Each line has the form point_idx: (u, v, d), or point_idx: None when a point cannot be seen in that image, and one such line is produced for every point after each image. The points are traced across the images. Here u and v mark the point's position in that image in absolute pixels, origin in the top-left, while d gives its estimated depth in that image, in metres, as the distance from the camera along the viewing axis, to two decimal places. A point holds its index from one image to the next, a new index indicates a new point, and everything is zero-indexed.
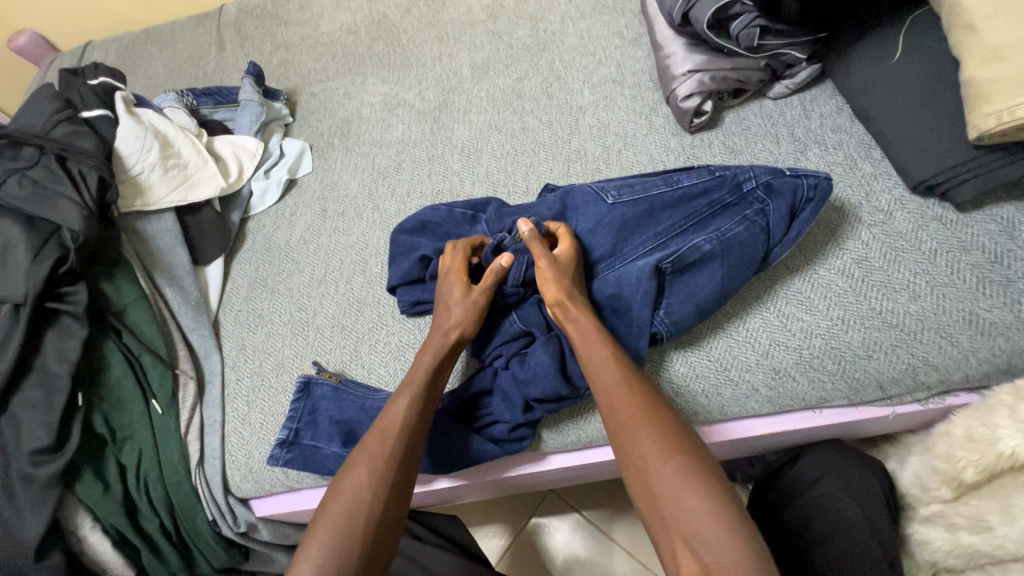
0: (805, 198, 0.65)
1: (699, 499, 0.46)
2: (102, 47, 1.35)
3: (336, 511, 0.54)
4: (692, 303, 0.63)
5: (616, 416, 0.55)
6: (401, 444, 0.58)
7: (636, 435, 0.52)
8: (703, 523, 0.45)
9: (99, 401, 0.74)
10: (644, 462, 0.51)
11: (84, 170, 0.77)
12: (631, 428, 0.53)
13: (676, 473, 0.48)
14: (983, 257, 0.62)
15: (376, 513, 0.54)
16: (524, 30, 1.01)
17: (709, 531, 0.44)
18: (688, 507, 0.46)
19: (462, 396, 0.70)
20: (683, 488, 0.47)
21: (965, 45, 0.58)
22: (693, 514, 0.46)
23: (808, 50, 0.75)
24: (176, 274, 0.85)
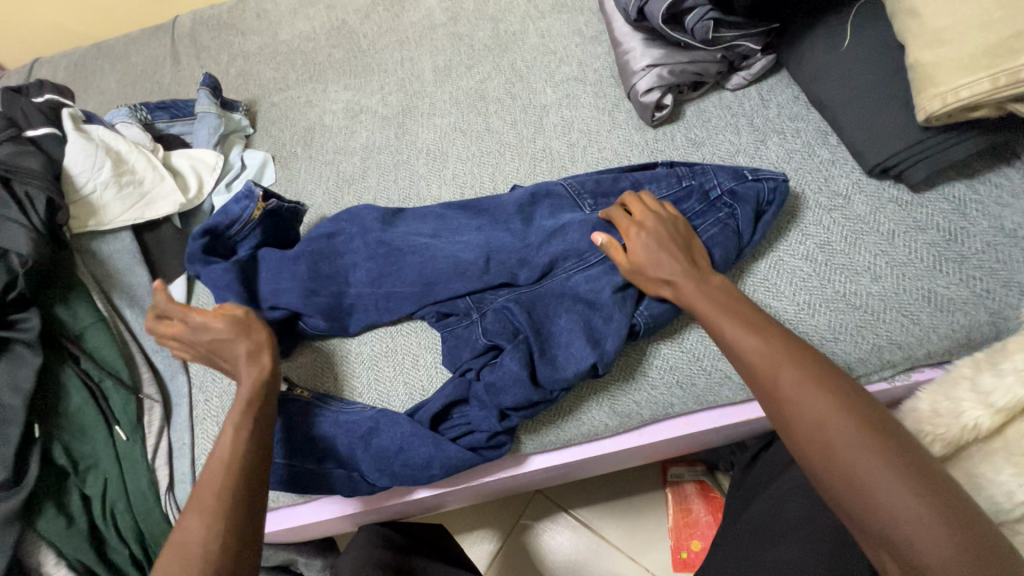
0: (767, 200, 0.67)
1: (892, 488, 0.41)
2: (49, 64, 1.30)
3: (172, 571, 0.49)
4: (669, 299, 0.65)
5: (772, 389, 0.49)
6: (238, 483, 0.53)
7: (797, 396, 0.47)
8: (905, 517, 0.40)
9: (58, 431, 0.71)
10: (824, 438, 0.45)
11: (30, 191, 0.74)
12: (790, 405, 0.47)
13: (860, 455, 0.43)
14: (938, 235, 0.63)
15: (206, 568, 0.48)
16: (485, 32, 1.01)
17: (913, 524, 0.40)
18: (880, 497, 0.41)
19: (435, 406, 0.68)
20: (867, 466, 0.43)
21: (910, 31, 0.60)
22: (880, 504, 0.41)
23: (763, 41, 0.75)
24: (136, 294, 0.82)
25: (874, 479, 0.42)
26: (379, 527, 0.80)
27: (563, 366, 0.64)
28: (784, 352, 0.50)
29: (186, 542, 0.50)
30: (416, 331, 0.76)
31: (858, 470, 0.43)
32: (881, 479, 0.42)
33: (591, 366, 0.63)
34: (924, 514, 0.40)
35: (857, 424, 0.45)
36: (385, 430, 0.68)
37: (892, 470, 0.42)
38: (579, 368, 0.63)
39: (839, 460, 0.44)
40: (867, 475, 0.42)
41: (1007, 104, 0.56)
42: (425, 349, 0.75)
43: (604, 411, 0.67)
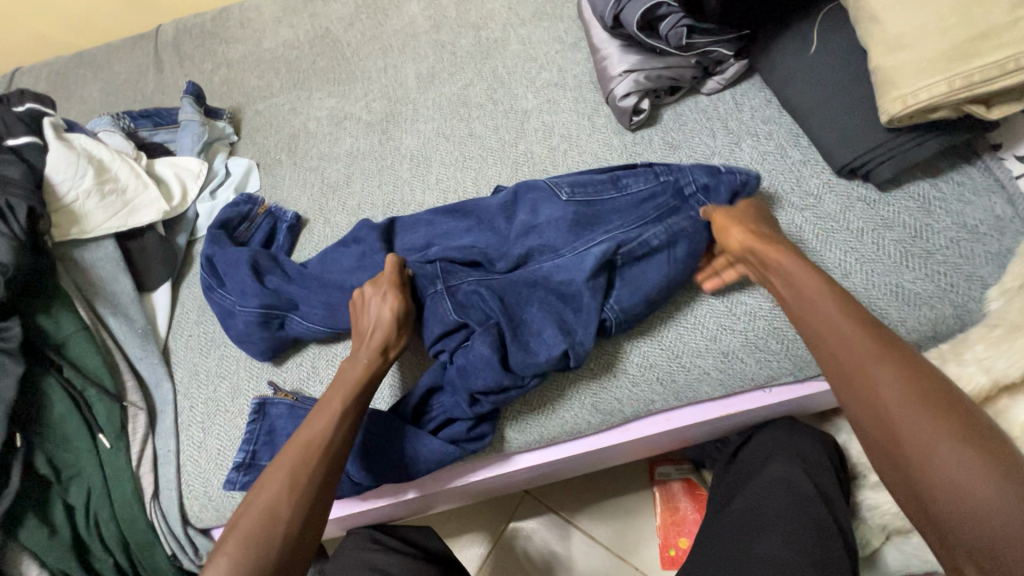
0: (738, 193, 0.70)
1: (950, 451, 0.41)
2: (30, 73, 1.29)
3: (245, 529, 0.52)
4: (641, 293, 0.66)
5: (867, 387, 0.47)
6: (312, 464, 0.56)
7: (886, 396, 0.46)
8: (1008, 535, 0.37)
9: (40, 441, 0.71)
10: (907, 444, 0.43)
11: (11, 201, 0.73)
12: (881, 405, 0.46)
13: (958, 463, 0.40)
14: (905, 232, 0.66)
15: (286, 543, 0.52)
16: (467, 39, 1.03)
17: (972, 481, 0.40)
18: (978, 513, 0.39)
19: (413, 396, 0.69)
20: (965, 477, 0.40)
21: (871, 36, 0.62)
22: (932, 463, 0.41)
23: (735, 46, 0.78)
24: (120, 302, 0.82)
25: (970, 493, 0.39)
26: (367, 529, 0.81)
27: (535, 351, 0.65)
28: (883, 347, 0.48)
29: (251, 506, 0.54)
30: None
31: (954, 481, 0.40)
32: (982, 495, 0.39)
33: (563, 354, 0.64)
34: (993, 479, 0.39)
35: (956, 429, 0.42)
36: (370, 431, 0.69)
37: (998, 483, 0.39)
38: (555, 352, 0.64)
39: (929, 468, 0.42)
40: (963, 486, 0.40)
41: (964, 105, 0.59)
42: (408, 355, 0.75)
43: (587, 409, 0.69)
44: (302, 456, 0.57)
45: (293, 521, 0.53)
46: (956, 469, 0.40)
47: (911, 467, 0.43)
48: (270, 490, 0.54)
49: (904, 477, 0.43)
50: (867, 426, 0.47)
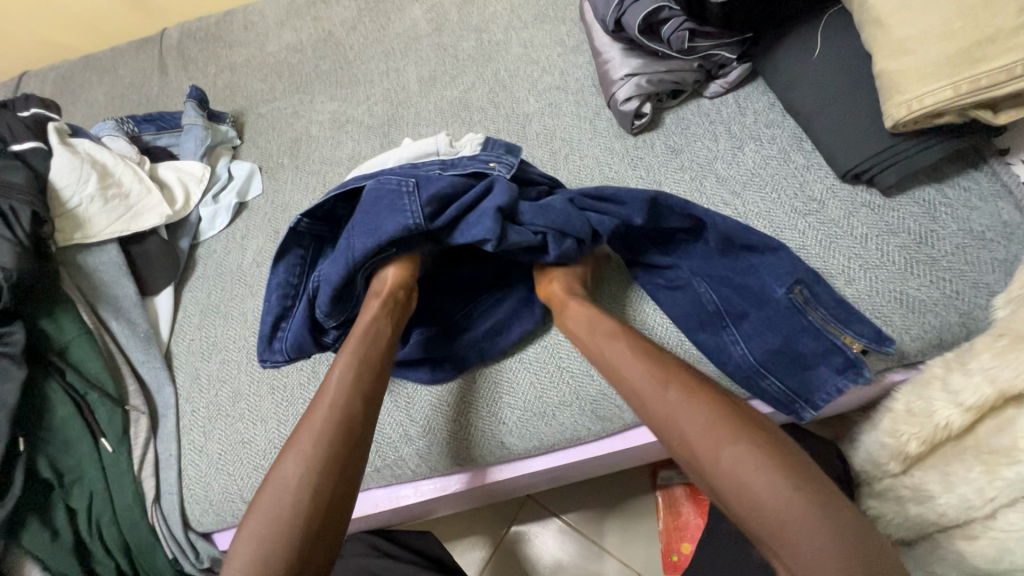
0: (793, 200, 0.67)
1: (761, 477, 0.45)
2: (38, 77, 1.30)
3: (267, 499, 0.52)
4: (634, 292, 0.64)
5: (648, 401, 0.53)
6: (347, 427, 0.56)
7: (655, 403, 0.53)
8: (783, 519, 0.43)
9: (43, 444, 0.71)
10: (690, 449, 0.49)
11: (14, 205, 0.74)
12: (680, 420, 0.50)
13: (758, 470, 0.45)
14: (910, 238, 0.65)
15: (309, 494, 0.52)
16: (469, 42, 1.02)
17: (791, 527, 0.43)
18: (765, 503, 0.44)
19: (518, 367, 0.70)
20: (759, 476, 0.45)
21: (875, 41, 0.61)
22: (757, 498, 0.44)
23: (738, 50, 0.77)
24: (123, 306, 0.83)
25: (758, 487, 0.45)
26: (367, 534, 0.80)
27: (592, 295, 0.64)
28: (658, 368, 0.54)
29: (271, 477, 0.53)
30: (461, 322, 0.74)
31: (743, 480, 0.45)
32: (767, 485, 0.44)
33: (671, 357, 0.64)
34: (805, 516, 0.43)
35: (733, 432, 0.48)
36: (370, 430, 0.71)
37: (784, 481, 0.44)
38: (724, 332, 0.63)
39: (733, 479, 0.46)
40: (756, 493, 0.45)
41: (970, 110, 0.58)
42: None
43: (587, 416, 0.68)
44: (322, 413, 0.56)
45: (303, 484, 0.52)
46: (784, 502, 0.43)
47: (721, 480, 0.47)
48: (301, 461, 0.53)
49: (751, 518, 0.45)
50: (665, 435, 0.52)
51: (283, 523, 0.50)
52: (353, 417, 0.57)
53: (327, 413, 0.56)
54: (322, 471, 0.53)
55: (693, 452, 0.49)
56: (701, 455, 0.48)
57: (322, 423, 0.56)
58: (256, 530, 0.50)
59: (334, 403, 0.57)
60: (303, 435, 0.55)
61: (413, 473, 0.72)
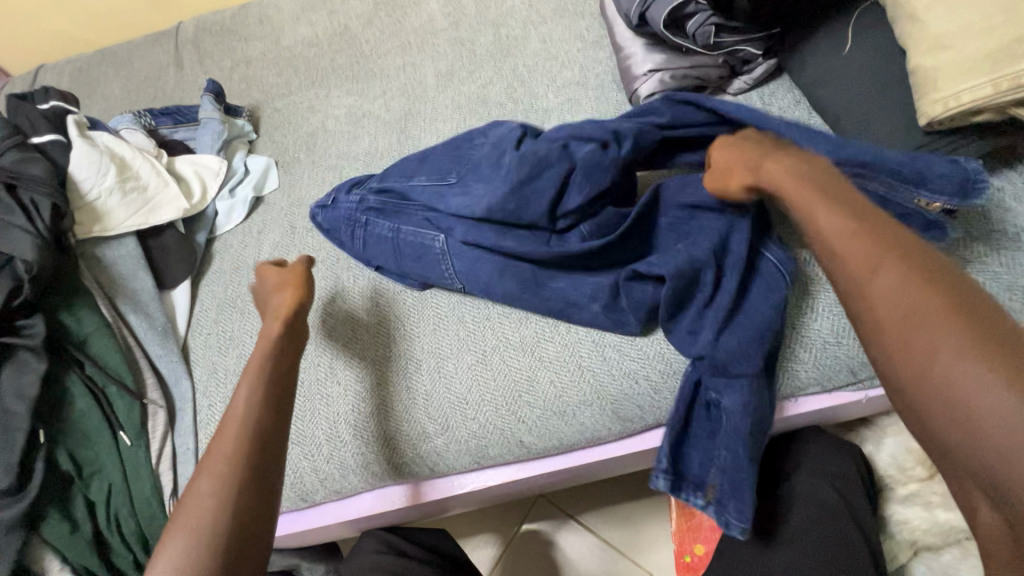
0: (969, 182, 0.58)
1: (983, 386, 0.35)
2: (54, 71, 1.31)
3: (183, 530, 0.48)
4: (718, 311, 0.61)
5: (861, 282, 0.42)
6: (239, 449, 0.52)
7: (871, 283, 0.42)
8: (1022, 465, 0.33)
9: (62, 436, 0.72)
10: (889, 328, 0.40)
11: (35, 198, 0.74)
12: (893, 308, 0.40)
13: (983, 387, 0.35)
14: (941, 239, 0.63)
15: (224, 517, 0.48)
16: (486, 37, 1.01)
17: (944, 356, 0.37)
18: (983, 426, 0.35)
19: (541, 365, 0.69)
20: (980, 400, 0.35)
21: (910, 37, 0.60)
22: (920, 344, 0.38)
23: (764, 45, 0.76)
24: (141, 299, 0.82)
25: (987, 409, 0.35)
26: (384, 532, 0.80)
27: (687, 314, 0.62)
28: (886, 252, 0.42)
29: (188, 506, 0.49)
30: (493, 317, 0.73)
31: (966, 391, 0.36)
32: (999, 413, 0.34)
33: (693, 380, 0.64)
34: None
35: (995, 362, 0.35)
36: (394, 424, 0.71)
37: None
38: (745, 340, 0.60)
39: (943, 386, 0.37)
40: (980, 412, 0.35)
41: (1008, 108, 0.56)
42: (450, 339, 0.73)
43: (607, 416, 0.68)
44: (227, 436, 0.53)
45: (216, 509, 0.48)
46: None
47: (926, 391, 0.38)
48: (206, 490, 0.49)
49: (900, 364, 0.40)
50: (844, 271, 0.44)
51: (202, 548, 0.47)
52: (261, 433, 0.53)
53: (232, 435, 0.53)
54: (235, 493, 0.49)
55: (897, 348, 0.40)
56: (903, 356, 0.39)
57: (227, 448, 0.52)
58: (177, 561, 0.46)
59: (240, 424, 0.54)
60: (211, 463, 0.51)
61: (431, 470, 0.72)
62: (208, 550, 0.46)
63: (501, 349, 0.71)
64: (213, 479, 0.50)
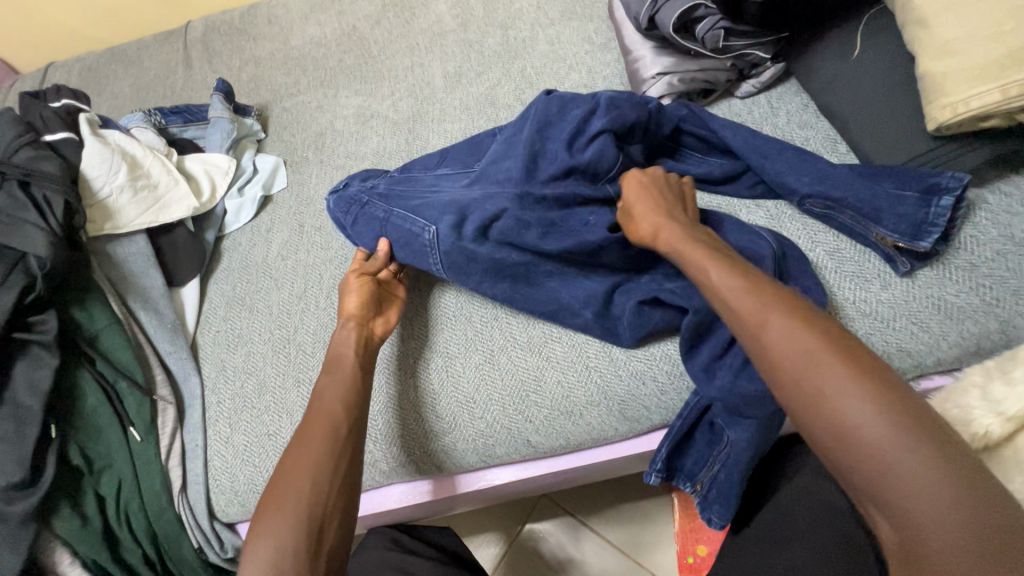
0: (936, 189, 0.61)
1: (923, 479, 0.36)
2: (64, 69, 1.31)
3: (274, 498, 0.50)
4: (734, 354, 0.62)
5: (753, 327, 0.46)
6: (333, 426, 0.55)
7: (767, 321, 0.45)
8: (909, 486, 0.36)
9: (73, 431, 0.72)
10: (787, 359, 0.43)
11: (48, 195, 0.75)
12: (781, 346, 0.43)
13: (874, 416, 0.38)
14: (948, 244, 0.64)
15: (317, 491, 0.50)
16: (494, 38, 1.02)
17: (890, 451, 0.37)
18: (885, 461, 0.37)
19: (562, 371, 0.69)
20: (874, 431, 0.38)
21: (920, 42, 0.60)
22: (862, 436, 0.38)
23: (772, 49, 0.76)
24: (151, 296, 0.83)
25: (880, 440, 0.37)
26: (389, 529, 0.80)
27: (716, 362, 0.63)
28: (764, 298, 0.47)
29: (276, 480, 0.51)
30: (507, 319, 0.74)
31: (856, 422, 0.38)
32: (888, 441, 0.37)
33: (701, 408, 0.65)
34: (948, 494, 0.35)
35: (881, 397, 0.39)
36: (408, 422, 0.71)
37: (920, 450, 0.37)
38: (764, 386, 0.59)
39: (835, 417, 0.39)
40: (876, 440, 0.37)
41: (1016, 114, 0.57)
42: (459, 339, 0.74)
43: (614, 416, 0.68)
44: (321, 417, 0.56)
45: (315, 478, 0.50)
46: (928, 484, 0.36)
47: (828, 425, 0.40)
48: (302, 459, 0.52)
49: (846, 462, 0.39)
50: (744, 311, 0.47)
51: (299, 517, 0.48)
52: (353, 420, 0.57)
53: (321, 419, 0.56)
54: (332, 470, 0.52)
55: (789, 382, 0.43)
56: (807, 393, 0.41)
57: (318, 428, 0.55)
58: (273, 525, 0.47)
59: (328, 408, 0.57)
60: (304, 437, 0.54)
61: (438, 469, 0.72)
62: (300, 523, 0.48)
63: (509, 349, 0.71)
64: (306, 451, 0.52)
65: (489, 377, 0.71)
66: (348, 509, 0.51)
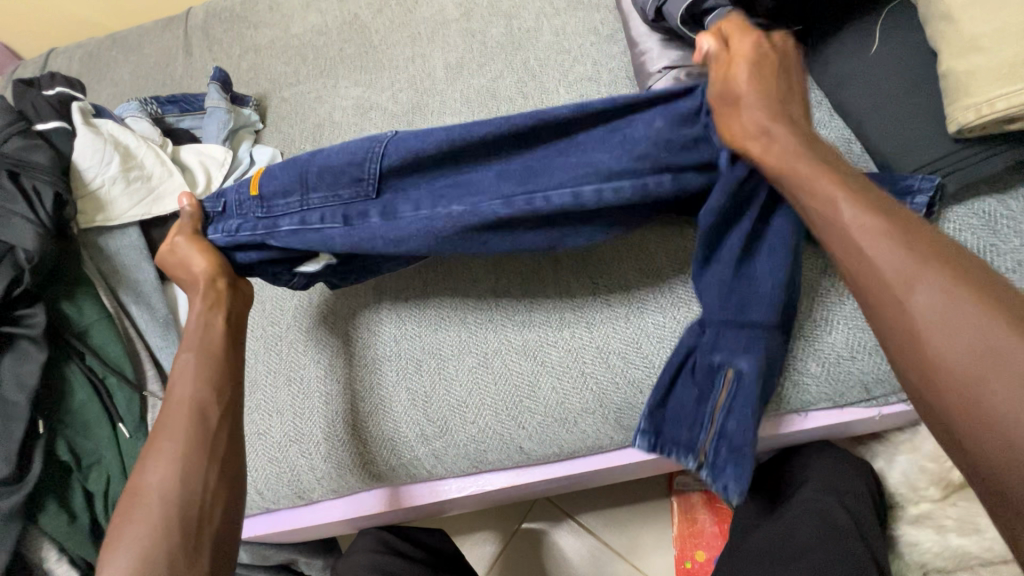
0: (909, 188, 0.60)
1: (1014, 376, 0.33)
2: (65, 54, 1.30)
3: (135, 510, 0.48)
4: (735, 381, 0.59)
5: (851, 246, 0.41)
6: (193, 418, 0.52)
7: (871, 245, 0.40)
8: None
9: (62, 427, 0.72)
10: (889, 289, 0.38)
11: (38, 185, 0.73)
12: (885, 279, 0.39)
13: (993, 355, 0.33)
14: (966, 253, 0.60)
15: (178, 492, 0.48)
16: (498, 28, 0.99)
17: (999, 344, 0.33)
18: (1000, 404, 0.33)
19: (555, 377, 0.67)
20: (996, 367, 0.33)
21: (944, 37, 0.57)
22: (973, 371, 0.34)
23: (786, 43, 0.73)
24: (143, 290, 0.82)
25: (997, 380, 0.33)
26: (379, 531, 0.79)
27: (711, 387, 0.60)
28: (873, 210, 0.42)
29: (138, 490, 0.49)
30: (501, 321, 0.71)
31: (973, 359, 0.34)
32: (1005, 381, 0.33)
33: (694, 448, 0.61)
34: None
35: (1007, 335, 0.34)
36: (397, 426, 0.70)
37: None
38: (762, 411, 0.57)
39: (942, 354, 0.35)
40: (997, 380, 0.33)
41: None
42: (452, 340, 0.72)
43: (609, 424, 0.66)
44: (177, 412, 0.53)
45: (174, 480, 0.49)
46: None
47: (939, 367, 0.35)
48: (162, 468, 0.49)
49: (973, 435, 0.34)
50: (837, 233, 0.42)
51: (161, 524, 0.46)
52: (213, 408, 0.54)
53: (179, 415, 0.53)
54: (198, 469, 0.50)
55: (897, 318, 0.38)
56: (917, 329, 0.37)
57: (173, 426, 0.52)
58: (138, 536, 0.46)
59: (183, 400, 0.54)
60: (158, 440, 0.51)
61: (429, 473, 0.71)
62: (165, 526, 0.46)
63: (503, 353, 0.69)
64: (167, 455, 0.50)
65: (480, 381, 0.69)
66: (230, 501, 0.50)
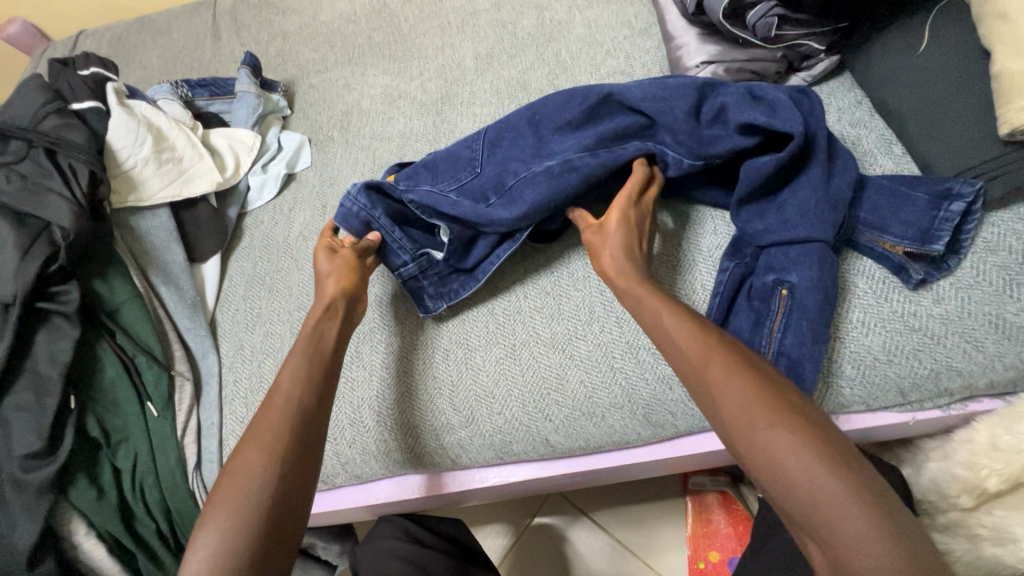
0: (949, 195, 0.59)
1: (808, 468, 0.38)
2: (94, 37, 1.31)
3: (221, 496, 0.46)
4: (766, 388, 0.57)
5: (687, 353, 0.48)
6: (289, 414, 0.51)
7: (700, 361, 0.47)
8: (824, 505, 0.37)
9: (92, 403, 0.72)
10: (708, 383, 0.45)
11: (74, 164, 0.74)
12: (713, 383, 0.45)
13: (790, 446, 0.39)
14: (1011, 258, 0.59)
15: (265, 488, 0.46)
16: (529, 20, 0.98)
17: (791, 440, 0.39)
18: (800, 484, 0.38)
19: (584, 371, 0.67)
20: (792, 455, 0.39)
21: (998, 37, 0.55)
22: (779, 457, 0.39)
23: (828, 40, 0.72)
24: (172, 271, 0.83)
25: (791, 462, 0.39)
26: (398, 519, 0.79)
27: None
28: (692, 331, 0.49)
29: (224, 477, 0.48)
30: (531, 312, 0.71)
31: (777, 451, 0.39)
32: (801, 464, 0.38)
33: None
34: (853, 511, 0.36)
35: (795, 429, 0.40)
36: (423, 415, 0.70)
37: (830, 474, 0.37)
38: None
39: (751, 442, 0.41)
40: (794, 466, 0.38)
41: None
42: (479, 331, 0.72)
43: (638, 419, 0.65)
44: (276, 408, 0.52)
45: (262, 476, 0.47)
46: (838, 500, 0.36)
47: (754, 457, 0.41)
48: (252, 458, 0.48)
49: (789, 506, 0.38)
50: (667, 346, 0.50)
51: (245, 517, 0.45)
52: (309, 411, 0.53)
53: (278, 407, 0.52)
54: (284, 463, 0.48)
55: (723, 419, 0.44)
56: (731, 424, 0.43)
57: (270, 421, 0.51)
58: (219, 527, 0.44)
59: (285, 395, 0.53)
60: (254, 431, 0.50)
61: (454, 461, 0.70)
62: (249, 519, 0.45)
63: (530, 345, 0.69)
64: (258, 446, 0.49)
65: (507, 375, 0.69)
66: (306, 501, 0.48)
